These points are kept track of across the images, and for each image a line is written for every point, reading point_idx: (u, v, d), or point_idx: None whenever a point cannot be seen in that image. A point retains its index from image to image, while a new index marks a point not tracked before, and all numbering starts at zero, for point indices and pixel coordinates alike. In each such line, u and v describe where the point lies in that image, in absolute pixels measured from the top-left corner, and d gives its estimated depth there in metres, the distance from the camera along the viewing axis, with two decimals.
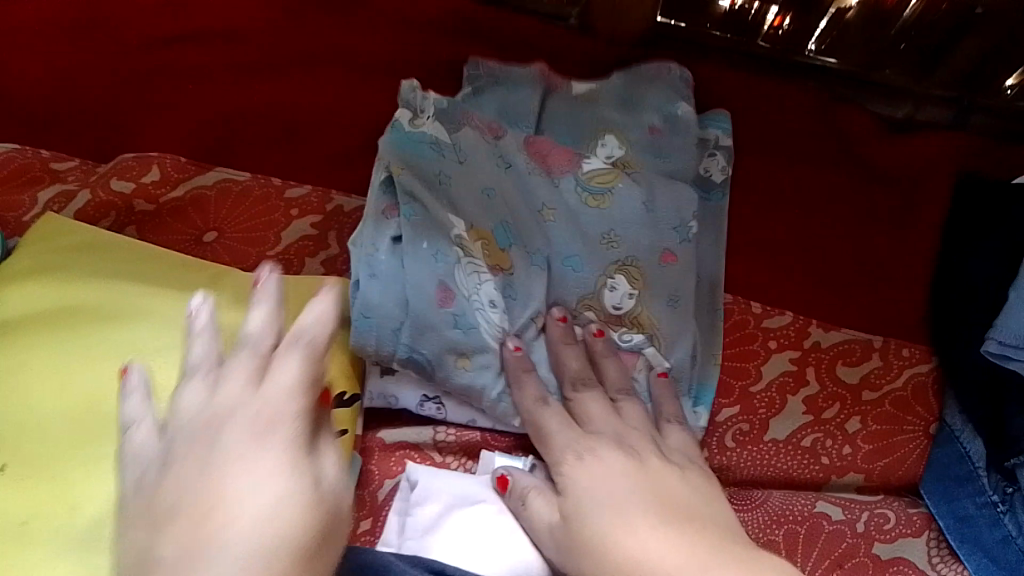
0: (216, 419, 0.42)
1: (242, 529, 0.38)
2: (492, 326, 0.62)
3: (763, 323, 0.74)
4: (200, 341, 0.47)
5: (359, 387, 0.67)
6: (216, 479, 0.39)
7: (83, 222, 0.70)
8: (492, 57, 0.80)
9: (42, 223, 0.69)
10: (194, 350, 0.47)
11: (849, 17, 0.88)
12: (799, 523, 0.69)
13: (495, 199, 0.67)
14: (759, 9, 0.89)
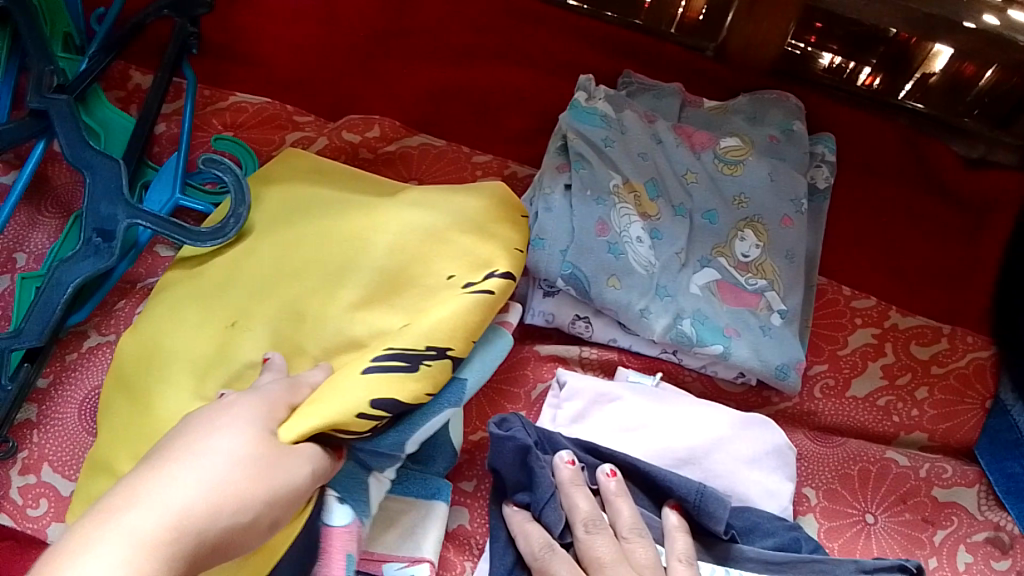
0: (170, 441, 0.51)
1: (250, 427, 0.53)
2: (642, 257, 0.82)
3: (852, 303, 0.90)
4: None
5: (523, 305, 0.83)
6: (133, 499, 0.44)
7: (309, 153, 0.88)
8: (641, 73, 0.99)
9: (289, 152, 0.88)
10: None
11: (931, 80, 1.04)
12: (871, 463, 0.83)
13: (647, 159, 0.86)
14: (853, 68, 1.06)
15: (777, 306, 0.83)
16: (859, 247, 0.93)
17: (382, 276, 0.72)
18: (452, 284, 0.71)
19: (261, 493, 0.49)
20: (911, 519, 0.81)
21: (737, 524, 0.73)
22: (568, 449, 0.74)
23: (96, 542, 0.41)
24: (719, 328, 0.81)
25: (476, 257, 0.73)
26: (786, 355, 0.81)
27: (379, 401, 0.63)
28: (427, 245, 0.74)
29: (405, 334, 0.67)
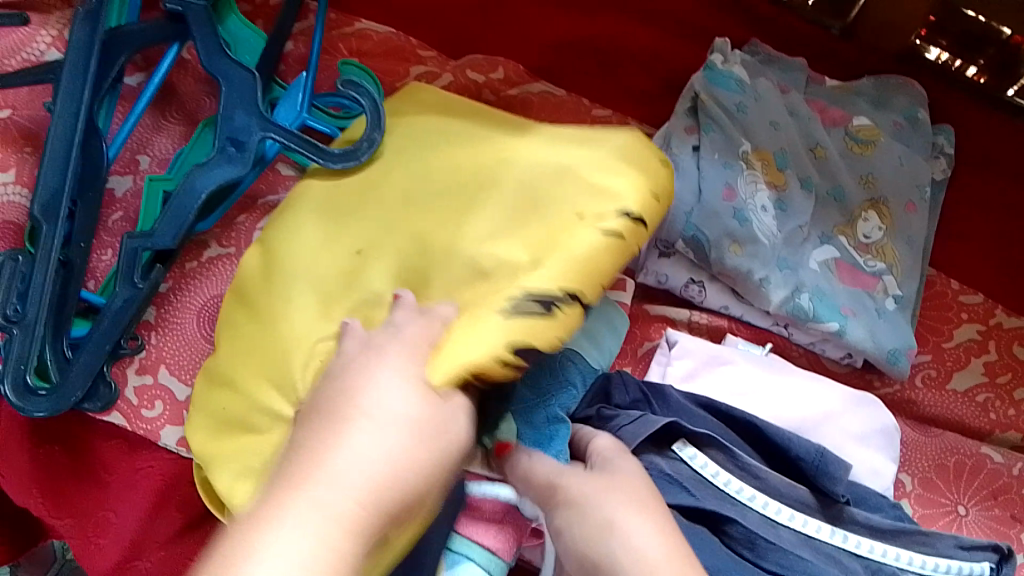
0: (324, 399, 0.48)
1: (405, 374, 0.49)
2: (765, 226, 0.81)
3: (959, 297, 0.90)
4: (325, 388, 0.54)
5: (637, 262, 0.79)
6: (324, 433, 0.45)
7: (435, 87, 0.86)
8: (767, 44, 0.98)
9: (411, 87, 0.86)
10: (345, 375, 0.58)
11: None
12: (967, 456, 0.83)
13: (778, 128, 0.85)
14: (959, 66, 1.02)
15: (893, 291, 0.83)
16: (968, 243, 0.93)
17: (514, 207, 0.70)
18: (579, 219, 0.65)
19: (426, 460, 0.46)
20: (1000, 515, 0.81)
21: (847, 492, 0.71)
22: (679, 403, 0.74)
23: (267, 540, 0.40)
24: (835, 306, 0.81)
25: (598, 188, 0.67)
26: (899, 340, 0.81)
27: (523, 349, 0.58)
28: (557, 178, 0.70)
29: (533, 274, 0.62)
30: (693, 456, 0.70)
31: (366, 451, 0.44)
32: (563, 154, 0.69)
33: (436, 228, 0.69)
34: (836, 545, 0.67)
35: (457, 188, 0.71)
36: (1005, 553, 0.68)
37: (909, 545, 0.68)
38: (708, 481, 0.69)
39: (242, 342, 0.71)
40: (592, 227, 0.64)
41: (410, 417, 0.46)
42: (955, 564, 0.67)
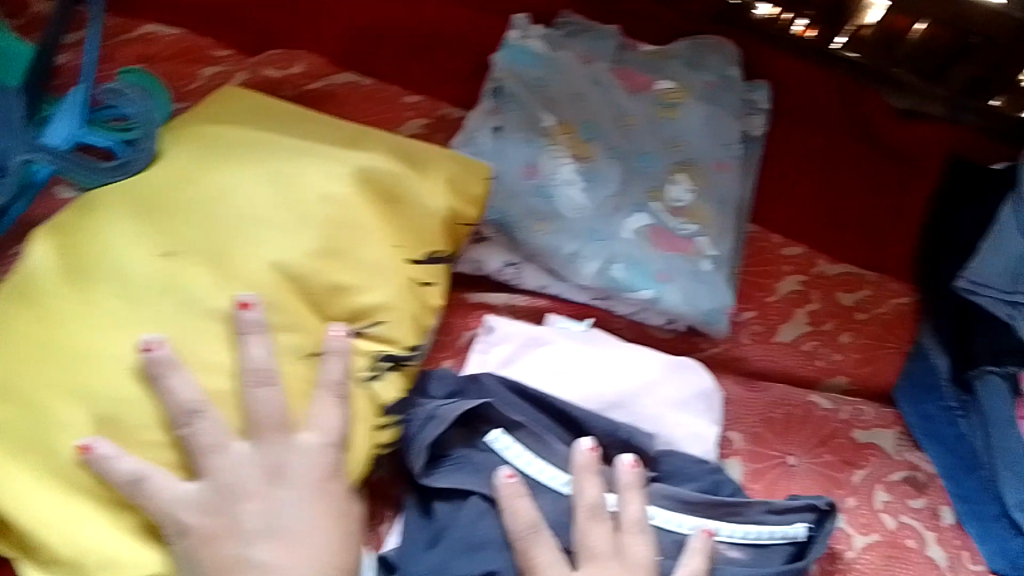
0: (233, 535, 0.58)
1: (308, 509, 0.59)
2: (573, 202, 0.81)
3: (780, 250, 0.91)
4: (207, 427, 0.59)
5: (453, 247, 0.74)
6: (231, 517, 0.58)
7: (242, 91, 0.77)
8: (578, 12, 0.96)
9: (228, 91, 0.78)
10: (204, 425, 0.59)
11: (865, 34, 0.97)
12: (795, 405, 0.85)
13: (580, 99, 0.84)
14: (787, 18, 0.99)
15: (708, 252, 0.83)
16: (788, 196, 0.93)
17: (321, 221, 0.66)
18: (404, 255, 0.69)
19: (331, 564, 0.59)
20: (831, 460, 0.83)
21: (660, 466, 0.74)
22: (495, 392, 0.72)
23: None
24: (649, 274, 0.81)
25: (419, 226, 0.71)
26: (715, 300, 0.81)
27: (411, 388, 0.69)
28: (375, 201, 0.69)
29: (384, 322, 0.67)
30: (506, 448, 0.70)
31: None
32: (384, 174, 0.69)
33: (263, 246, 0.64)
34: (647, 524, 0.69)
35: (248, 199, 0.65)
36: (825, 510, 0.71)
37: (723, 516, 0.70)
38: (522, 472, 0.70)
39: (19, 358, 0.60)
40: (417, 277, 0.70)
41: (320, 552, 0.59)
42: (768, 530, 0.70)
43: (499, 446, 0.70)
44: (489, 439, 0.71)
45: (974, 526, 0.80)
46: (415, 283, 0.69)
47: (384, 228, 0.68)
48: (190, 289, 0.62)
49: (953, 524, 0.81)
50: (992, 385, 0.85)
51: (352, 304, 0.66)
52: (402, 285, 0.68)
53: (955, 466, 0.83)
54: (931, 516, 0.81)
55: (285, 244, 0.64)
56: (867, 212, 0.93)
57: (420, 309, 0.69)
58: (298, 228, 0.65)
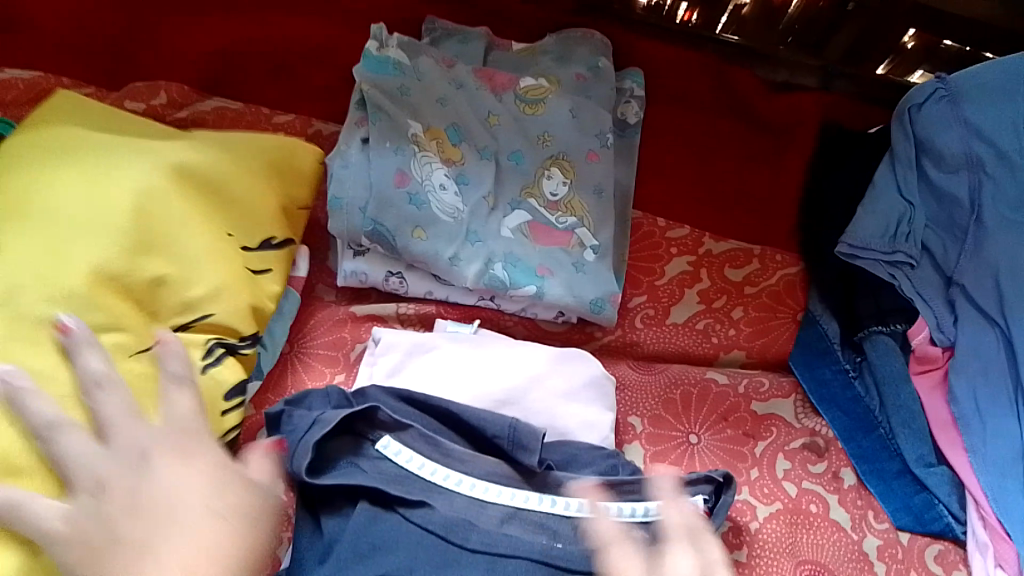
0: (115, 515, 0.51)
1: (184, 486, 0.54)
2: (448, 205, 0.80)
3: (667, 233, 0.92)
4: (74, 441, 0.53)
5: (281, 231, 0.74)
6: (102, 510, 0.51)
7: (66, 96, 0.77)
8: (446, 20, 0.97)
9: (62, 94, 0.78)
10: (70, 439, 0.53)
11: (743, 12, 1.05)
12: (692, 384, 0.85)
13: (444, 105, 0.84)
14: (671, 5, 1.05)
15: (590, 242, 0.84)
16: (670, 179, 0.94)
17: (138, 217, 0.65)
18: (233, 242, 0.70)
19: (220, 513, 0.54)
20: (733, 435, 0.82)
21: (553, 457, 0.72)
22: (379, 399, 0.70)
23: None
24: (531, 269, 0.80)
25: (233, 203, 0.71)
26: (600, 289, 0.82)
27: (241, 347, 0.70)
28: (193, 190, 0.69)
29: (204, 297, 0.66)
30: (395, 451, 0.67)
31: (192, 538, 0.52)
32: (195, 163, 0.70)
33: (65, 236, 0.61)
34: (545, 512, 0.66)
35: (79, 209, 0.63)
36: (720, 481, 0.70)
37: (621, 494, 0.68)
38: (418, 475, 0.66)
39: None
40: (241, 254, 0.70)
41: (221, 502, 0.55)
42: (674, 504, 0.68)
43: (392, 450, 0.67)
44: (380, 445, 0.67)
45: (875, 483, 0.80)
46: (243, 262, 0.69)
47: (201, 213, 0.69)
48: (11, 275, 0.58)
49: (854, 484, 0.81)
50: (880, 344, 0.86)
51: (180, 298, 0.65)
52: (231, 265, 0.68)
53: (851, 427, 0.83)
54: (833, 479, 0.81)
55: (95, 229, 0.62)
56: (748, 187, 0.95)
57: (257, 294, 0.69)
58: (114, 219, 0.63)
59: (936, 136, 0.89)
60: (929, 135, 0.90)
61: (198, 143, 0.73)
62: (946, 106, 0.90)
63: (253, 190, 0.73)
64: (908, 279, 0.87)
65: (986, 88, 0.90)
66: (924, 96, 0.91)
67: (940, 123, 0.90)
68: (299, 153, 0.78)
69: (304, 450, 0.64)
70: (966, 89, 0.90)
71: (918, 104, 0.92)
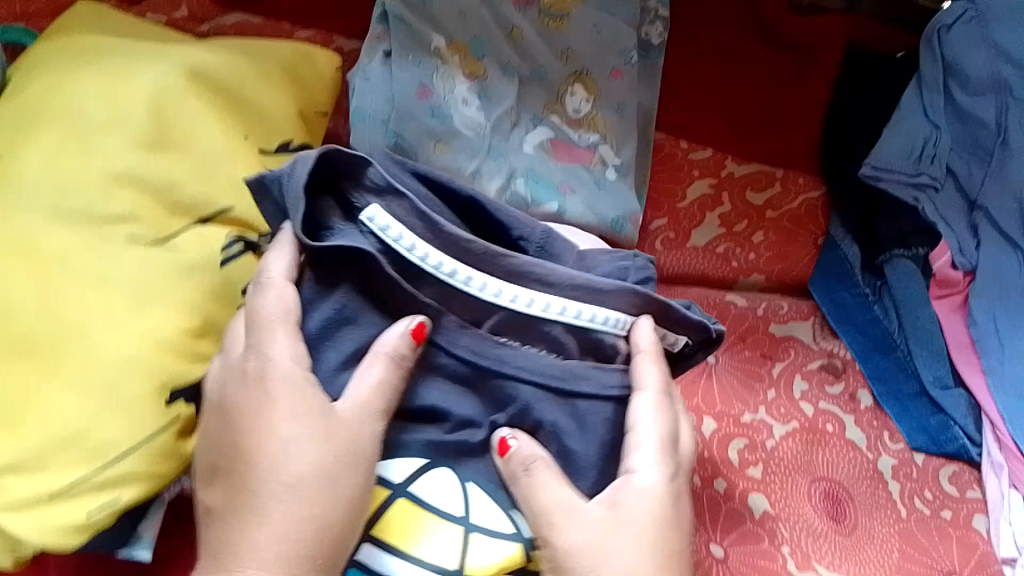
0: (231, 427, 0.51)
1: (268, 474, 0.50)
2: (471, 120, 0.79)
3: (689, 155, 0.91)
4: (238, 390, 0.52)
5: (304, 138, 0.73)
6: (238, 430, 0.51)
7: (87, 6, 0.76)
8: None
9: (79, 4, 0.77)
10: (235, 386, 0.52)
11: None
12: (711, 307, 0.85)
13: (466, 16, 0.81)
14: None
15: (611, 160, 0.83)
16: (693, 102, 0.93)
17: (157, 124, 0.65)
18: (250, 144, 0.69)
19: (320, 455, 0.50)
20: (750, 356, 0.82)
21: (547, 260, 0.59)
22: None
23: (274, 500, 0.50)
24: (553, 186, 0.80)
25: (252, 112, 0.70)
26: (620, 207, 0.81)
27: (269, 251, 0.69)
28: (213, 96, 0.69)
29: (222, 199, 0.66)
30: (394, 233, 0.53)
31: (290, 465, 0.50)
32: (215, 70, 0.69)
33: (91, 147, 0.63)
34: None
35: (100, 117, 0.64)
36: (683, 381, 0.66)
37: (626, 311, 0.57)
38: None
39: None
40: (262, 160, 0.69)
41: (302, 460, 0.50)
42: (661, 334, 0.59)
43: None
44: None
45: (891, 405, 0.81)
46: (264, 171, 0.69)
47: (221, 119, 0.68)
48: (53, 187, 0.61)
49: (871, 405, 0.81)
50: (900, 268, 0.86)
51: (198, 201, 0.65)
52: (251, 171, 0.68)
53: (869, 348, 0.84)
54: (849, 400, 0.81)
55: (120, 129, 0.64)
56: (773, 108, 0.94)
57: None
58: (136, 128, 0.64)
59: (962, 58, 0.88)
60: (957, 57, 0.88)
61: (219, 49, 0.72)
62: (975, 27, 0.89)
63: (273, 95, 0.72)
64: (932, 202, 0.86)
65: (1015, 8, 0.88)
66: (952, 18, 0.90)
67: (967, 44, 0.88)
68: (317, 60, 0.76)
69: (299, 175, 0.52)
70: (992, 9, 0.89)
71: (947, 25, 0.90)
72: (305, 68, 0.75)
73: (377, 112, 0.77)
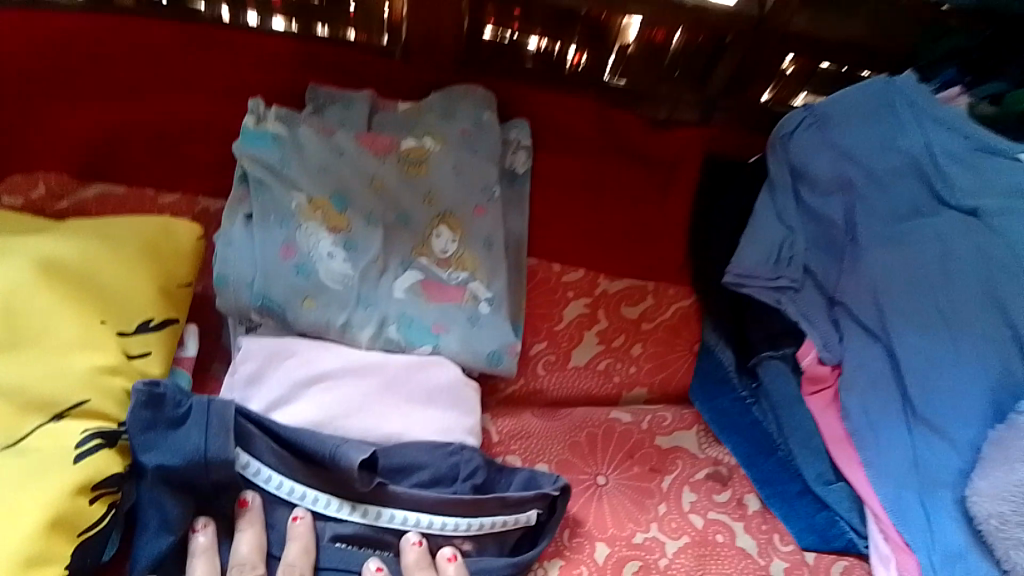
0: None
1: None
2: (338, 273, 0.79)
3: (562, 278, 0.93)
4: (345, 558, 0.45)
5: (165, 311, 0.72)
6: None
7: None
8: (328, 84, 0.97)
9: None
10: None
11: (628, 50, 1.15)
12: (596, 426, 0.86)
13: (330, 169, 0.84)
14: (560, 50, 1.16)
15: (483, 295, 0.84)
16: (563, 224, 0.97)
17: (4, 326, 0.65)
18: (108, 330, 0.68)
19: None
20: (639, 471, 0.84)
21: (387, 465, 0.72)
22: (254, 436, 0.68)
23: None
24: (429, 334, 0.80)
25: (105, 296, 0.70)
26: (496, 342, 0.82)
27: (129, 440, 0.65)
28: (64, 287, 0.68)
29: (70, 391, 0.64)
30: (259, 474, 0.69)
31: None
32: (68, 261, 0.70)
33: None
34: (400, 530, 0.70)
35: None
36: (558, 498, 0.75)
37: (462, 504, 0.72)
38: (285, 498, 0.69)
39: None
40: (119, 344, 0.68)
41: None
42: (499, 520, 0.73)
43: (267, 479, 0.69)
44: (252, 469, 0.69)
45: (778, 507, 0.83)
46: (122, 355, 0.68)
47: (75, 309, 0.68)
48: None
49: (758, 509, 0.83)
50: (772, 368, 0.88)
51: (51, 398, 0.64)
52: (105, 358, 0.67)
53: (751, 452, 0.86)
54: (737, 506, 0.83)
55: None
56: (641, 219, 0.99)
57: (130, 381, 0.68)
58: None
59: (810, 160, 0.96)
60: (804, 159, 0.97)
61: (75, 235, 0.73)
62: (814, 131, 0.98)
63: (128, 275, 0.72)
64: (792, 303, 0.91)
65: (849, 108, 0.96)
66: (791, 126, 1.00)
67: (811, 148, 0.97)
68: (175, 233, 0.76)
69: (222, 439, 0.63)
70: (832, 112, 0.97)
71: (789, 132, 1.00)
72: (163, 238, 0.75)
73: (243, 276, 0.76)
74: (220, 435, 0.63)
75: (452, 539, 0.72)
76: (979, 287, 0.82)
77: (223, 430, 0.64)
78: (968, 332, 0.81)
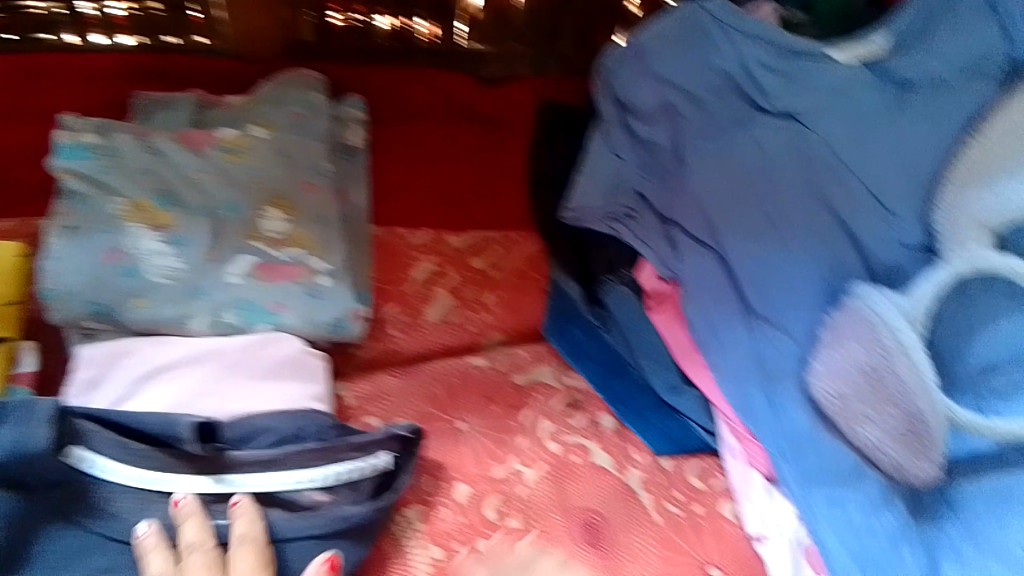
0: None
1: None
2: (168, 268, 0.81)
3: (408, 240, 0.95)
4: None
5: None
6: None
7: None
8: (156, 91, 1.00)
9: None
10: None
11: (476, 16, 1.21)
12: (454, 375, 0.88)
13: (151, 171, 0.86)
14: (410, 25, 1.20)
15: (321, 268, 0.85)
16: (408, 189, 0.99)
17: None
18: None
19: None
20: (498, 410, 0.86)
21: (233, 434, 0.74)
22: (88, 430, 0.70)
23: None
24: (268, 313, 0.82)
25: None
26: (337, 310, 0.84)
27: None
28: None
29: None
30: (96, 466, 0.69)
31: None
32: None
33: None
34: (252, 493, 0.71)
35: None
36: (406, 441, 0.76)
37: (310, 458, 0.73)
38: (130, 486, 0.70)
39: None
40: None
41: None
42: (352, 468, 0.73)
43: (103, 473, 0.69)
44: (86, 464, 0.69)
45: (633, 421, 0.86)
46: None
47: None
48: None
49: (613, 426, 0.86)
50: (618, 296, 0.92)
51: None
52: None
53: (603, 374, 0.90)
54: (592, 427, 0.86)
55: None
56: (484, 173, 1.02)
57: None
58: None
59: (630, 91, 0.98)
60: (625, 92, 0.99)
61: None
62: (632, 62, 0.99)
63: None
64: (628, 230, 0.95)
65: (662, 35, 0.98)
66: (611, 61, 1.02)
67: (631, 79, 0.99)
68: None
69: (40, 428, 0.66)
70: (645, 41, 0.99)
71: (610, 67, 1.02)
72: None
73: (72, 284, 0.78)
74: (37, 422, 0.66)
75: (309, 493, 0.72)
76: (811, 196, 0.87)
77: (40, 418, 0.66)
78: (799, 230, 0.85)
